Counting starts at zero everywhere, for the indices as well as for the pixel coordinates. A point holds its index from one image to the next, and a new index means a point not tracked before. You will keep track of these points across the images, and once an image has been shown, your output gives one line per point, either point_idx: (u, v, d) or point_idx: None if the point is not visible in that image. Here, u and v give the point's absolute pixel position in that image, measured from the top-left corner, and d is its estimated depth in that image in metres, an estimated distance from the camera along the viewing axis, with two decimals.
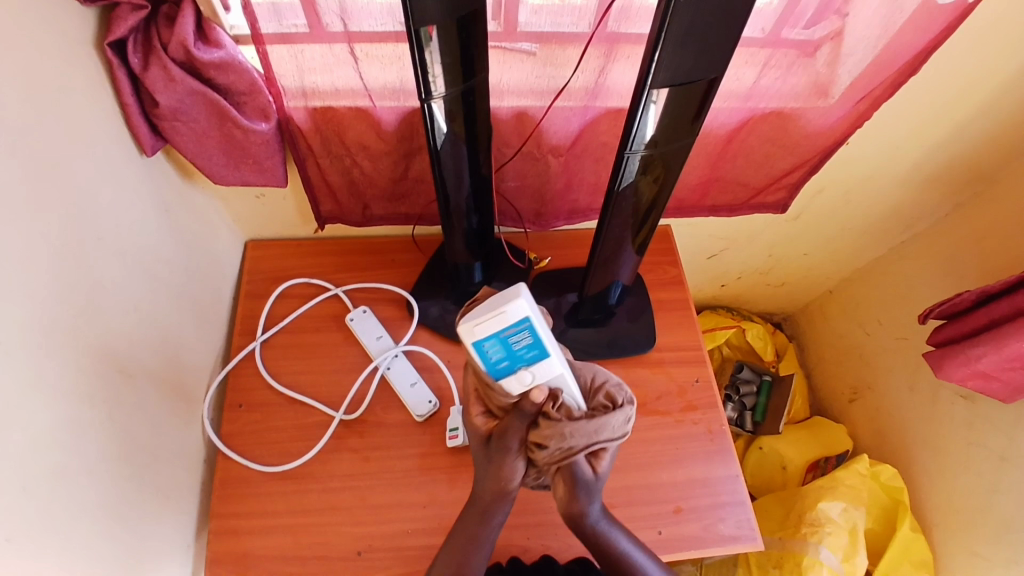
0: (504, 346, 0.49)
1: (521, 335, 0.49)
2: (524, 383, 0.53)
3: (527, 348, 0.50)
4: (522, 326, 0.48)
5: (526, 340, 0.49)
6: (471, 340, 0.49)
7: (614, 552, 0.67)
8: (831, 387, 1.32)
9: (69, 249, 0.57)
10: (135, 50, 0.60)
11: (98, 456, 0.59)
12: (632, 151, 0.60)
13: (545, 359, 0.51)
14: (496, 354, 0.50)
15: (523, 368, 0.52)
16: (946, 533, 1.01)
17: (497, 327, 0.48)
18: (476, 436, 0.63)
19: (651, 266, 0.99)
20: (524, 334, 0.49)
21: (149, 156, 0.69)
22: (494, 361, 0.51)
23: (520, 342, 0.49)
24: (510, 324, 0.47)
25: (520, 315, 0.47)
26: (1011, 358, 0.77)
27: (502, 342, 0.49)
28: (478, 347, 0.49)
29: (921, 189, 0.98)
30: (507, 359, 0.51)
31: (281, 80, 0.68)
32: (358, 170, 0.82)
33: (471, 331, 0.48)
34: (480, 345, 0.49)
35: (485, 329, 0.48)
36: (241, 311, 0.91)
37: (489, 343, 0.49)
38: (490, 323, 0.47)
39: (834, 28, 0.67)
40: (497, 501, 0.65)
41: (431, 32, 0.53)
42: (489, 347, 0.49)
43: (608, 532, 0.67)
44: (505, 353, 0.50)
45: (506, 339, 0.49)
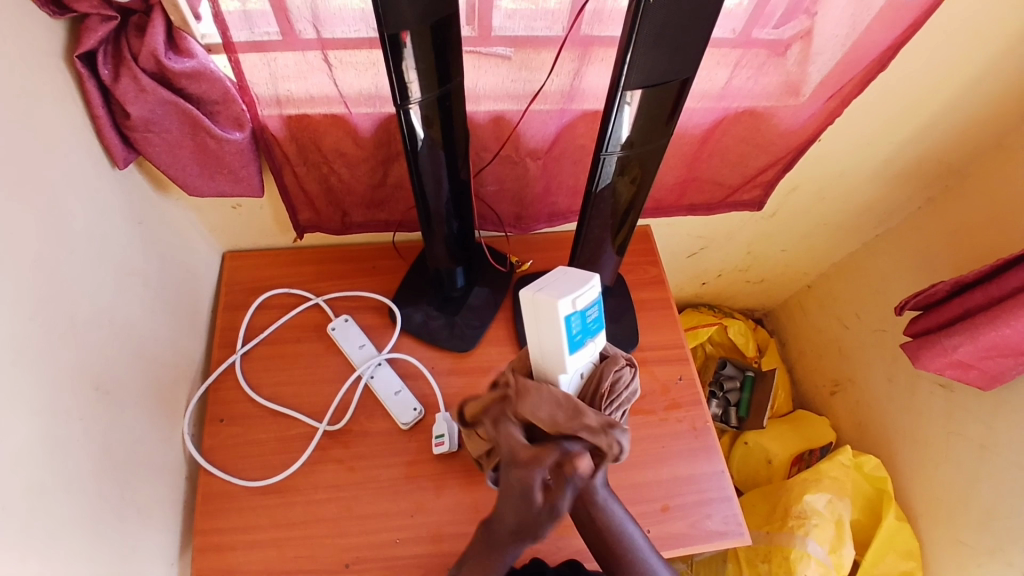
0: (584, 318, 0.48)
1: (597, 305, 0.49)
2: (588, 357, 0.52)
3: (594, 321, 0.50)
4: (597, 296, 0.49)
5: (595, 314, 0.49)
6: (564, 313, 0.46)
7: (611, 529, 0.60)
8: (812, 381, 1.34)
9: (42, 263, 0.55)
10: (105, 61, 0.59)
11: (77, 474, 0.58)
12: (608, 152, 0.60)
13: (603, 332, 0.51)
14: (576, 329, 0.48)
15: (589, 343, 0.51)
16: (931, 522, 1.03)
17: (586, 298, 0.47)
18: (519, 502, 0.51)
19: (632, 266, 0.99)
20: (595, 307, 0.49)
21: (121, 169, 0.68)
22: (572, 337, 0.48)
23: (593, 315, 0.49)
24: (592, 293, 0.47)
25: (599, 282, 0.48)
26: (986, 347, 0.79)
27: (585, 314, 0.48)
28: (562, 326, 0.47)
29: (893, 184, 1.00)
30: (581, 335, 0.49)
31: (255, 88, 0.67)
32: (335, 178, 0.81)
33: (565, 303, 0.46)
34: (569, 316, 0.47)
35: (575, 301, 0.46)
36: (220, 324, 0.90)
37: (575, 315, 0.47)
38: (581, 292, 0.46)
39: (803, 27, 0.68)
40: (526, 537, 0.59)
41: (406, 38, 0.53)
42: (574, 320, 0.47)
43: (607, 503, 0.59)
44: (583, 327, 0.49)
45: (588, 309, 0.48)
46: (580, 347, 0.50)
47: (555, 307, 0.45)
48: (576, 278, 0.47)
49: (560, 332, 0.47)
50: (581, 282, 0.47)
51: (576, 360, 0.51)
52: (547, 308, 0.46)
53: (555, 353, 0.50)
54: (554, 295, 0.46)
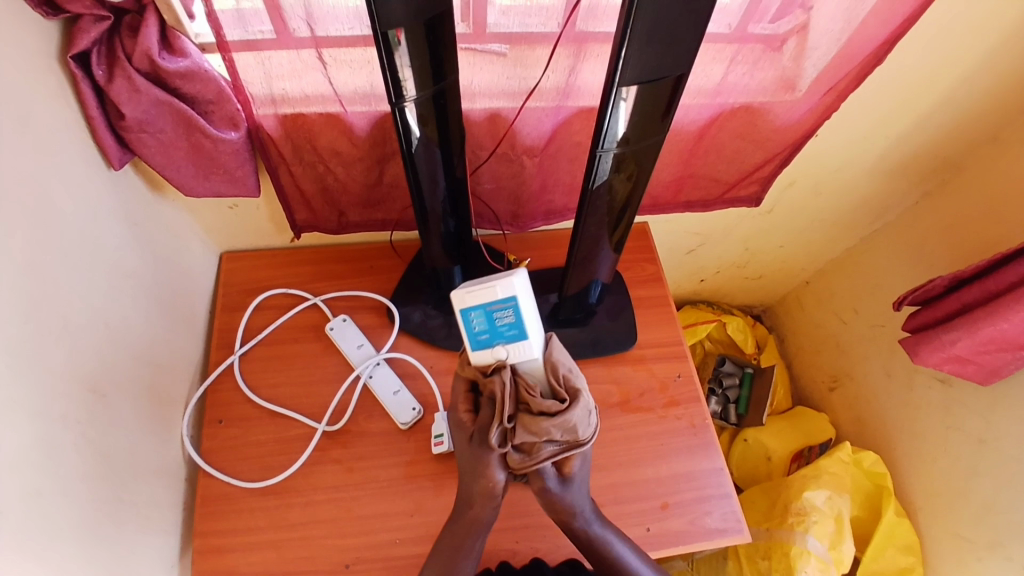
0: (489, 319, 0.54)
1: (501, 312, 0.53)
2: (500, 359, 0.56)
3: (509, 328, 0.54)
4: (509, 305, 0.53)
5: (509, 319, 0.53)
6: (460, 307, 0.54)
7: (611, 558, 0.69)
8: (810, 377, 1.34)
9: (36, 265, 0.55)
10: (99, 62, 0.59)
11: (74, 476, 0.57)
12: (605, 149, 0.60)
13: (524, 342, 0.55)
14: (477, 326, 0.54)
15: (499, 347, 0.55)
16: (930, 518, 1.03)
17: (485, 300, 0.52)
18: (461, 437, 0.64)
19: (630, 264, 0.99)
20: (508, 312, 0.53)
21: (116, 170, 0.67)
22: (475, 332, 0.55)
23: (503, 319, 0.54)
24: (494, 296, 0.52)
25: (505, 289, 0.52)
26: (984, 341, 0.79)
27: (486, 315, 0.53)
28: (460, 315, 0.54)
29: (891, 178, 1.00)
30: (490, 335, 0.55)
31: (249, 87, 0.67)
32: (332, 177, 0.81)
33: (461, 297, 0.53)
34: (466, 312, 0.54)
35: (468, 297, 0.53)
36: (217, 325, 0.90)
37: (476, 312, 0.53)
38: (480, 290, 0.52)
39: (799, 22, 0.68)
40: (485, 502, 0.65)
41: (400, 36, 0.52)
42: (475, 316, 0.54)
43: (601, 533, 0.69)
44: (487, 327, 0.54)
45: (490, 311, 0.53)
46: (489, 346, 0.56)
47: (453, 295, 0.54)
48: (492, 278, 0.53)
49: (461, 322, 0.55)
50: (488, 283, 0.52)
51: (480, 354, 0.56)
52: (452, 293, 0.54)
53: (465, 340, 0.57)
54: (459, 285, 0.54)
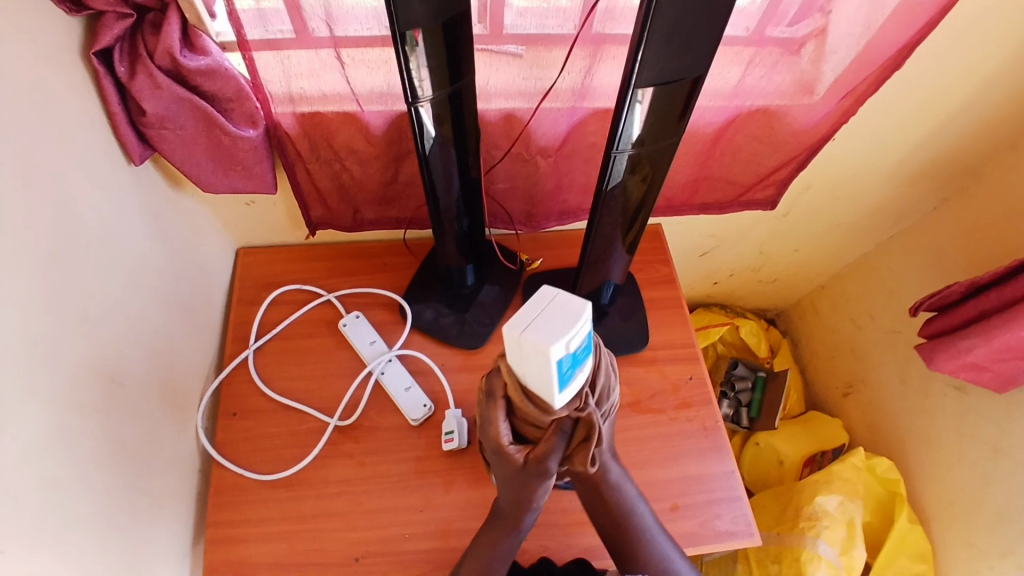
0: (578, 353, 0.45)
1: (589, 339, 0.46)
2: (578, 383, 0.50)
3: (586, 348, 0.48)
4: (592, 326, 0.46)
5: (590, 341, 0.47)
6: (557, 358, 0.43)
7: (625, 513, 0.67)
8: (824, 382, 1.33)
9: (56, 258, 0.56)
10: (122, 58, 0.60)
11: (90, 464, 0.59)
12: (619, 149, 0.60)
13: (595, 352, 0.50)
14: (569, 366, 0.46)
15: (582, 369, 0.49)
16: (943, 526, 1.02)
17: (580, 337, 0.43)
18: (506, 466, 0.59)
19: (644, 265, 0.99)
20: (590, 335, 0.46)
21: (137, 165, 0.69)
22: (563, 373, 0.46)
23: (584, 342, 0.46)
24: (588, 328, 0.44)
25: (596, 316, 0.44)
26: (1001, 349, 0.78)
27: (579, 351, 0.45)
28: (554, 367, 0.43)
29: (910, 183, 0.98)
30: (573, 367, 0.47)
31: (268, 86, 0.67)
32: (348, 175, 0.82)
33: (561, 349, 0.42)
34: (563, 361, 0.44)
35: (570, 344, 0.42)
36: (233, 318, 0.91)
37: (569, 355, 0.44)
38: (575, 331, 0.43)
39: (818, 25, 0.68)
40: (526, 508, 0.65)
41: (417, 36, 0.53)
42: (567, 360, 0.44)
43: (619, 490, 0.66)
44: (575, 361, 0.46)
45: (582, 344, 0.45)
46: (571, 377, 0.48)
47: (548, 353, 0.42)
48: (566, 312, 0.43)
49: (552, 373, 0.44)
50: (570, 319, 0.43)
51: (565, 390, 0.48)
52: (539, 352, 0.42)
53: (545, 387, 0.47)
54: (545, 338, 0.42)
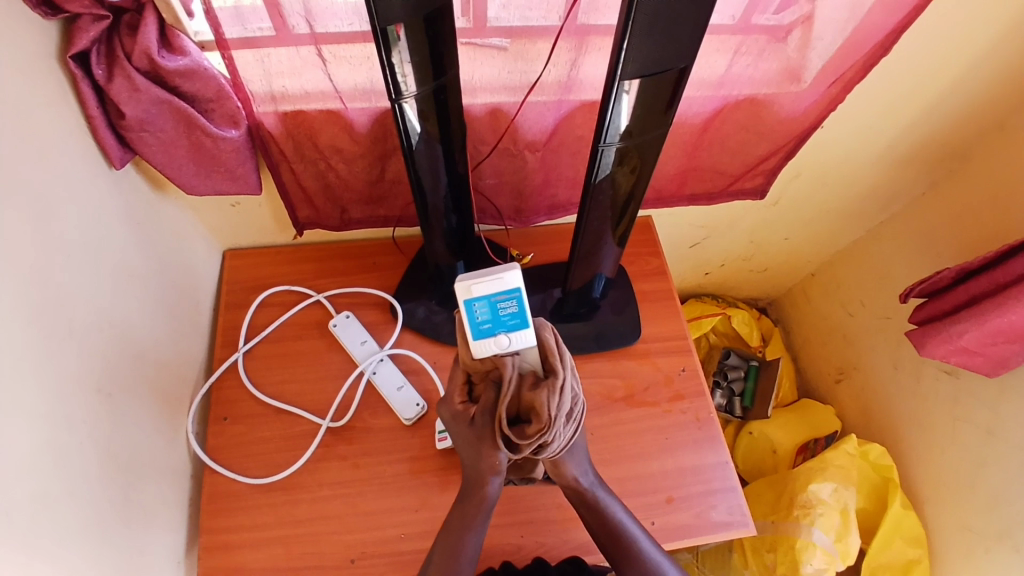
0: (493, 308, 0.51)
1: (506, 301, 0.51)
2: (499, 349, 0.54)
3: (511, 315, 0.53)
4: (514, 292, 0.51)
5: (511, 310, 0.52)
6: (465, 297, 0.50)
7: (612, 521, 0.69)
8: (816, 369, 1.34)
9: (39, 266, 0.55)
10: (99, 61, 0.59)
11: (81, 475, 0.58)
12: (607, 142, 0.59)
13: (524, 332, 0.53)
14: (484, 316, 0.52)
15: (500, 336, 0.53)
16: (937, 509, 1.02)
17: (492, 288, 0.50)
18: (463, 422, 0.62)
19: (634, 257, 0.99)
20: (512, 303, 0.51)
21: (118, 169, 0.67)
22: (478, 321, 0.52)
23: (507, 309, 0.52)
24: (504, 285, 0.50)
25: (514, 280, 0.50)
26: (992, 334, 0.78)
27: (495, 306, 0.51)
28: (461, 304, 0.51)
29: (898, 169, 0.99)
30: (492, 325, 0.52)
31: (249, 85, 0.66)
32: (333, 174, 0.81)
33: (468, 287, 0.50)
34: (476, 303, 0.51)
35: (479, 285, 0.50)
36: (222, 322, 0.90)
37: (482, 302, 0.51)
38: (487, 280, 0.50)
39: (803, 12, 0.67)
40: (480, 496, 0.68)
41: (399, 31, 0.52)
42: (478, 307, 0.51)
43: (604, 500, 0.69)
44: (492, 316, 0.52)
45: (498, 300, 0.51)
46: (489, 334, 0.53)
47: (455, 287, 0.50)
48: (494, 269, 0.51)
49: (463, 314, 0.51)
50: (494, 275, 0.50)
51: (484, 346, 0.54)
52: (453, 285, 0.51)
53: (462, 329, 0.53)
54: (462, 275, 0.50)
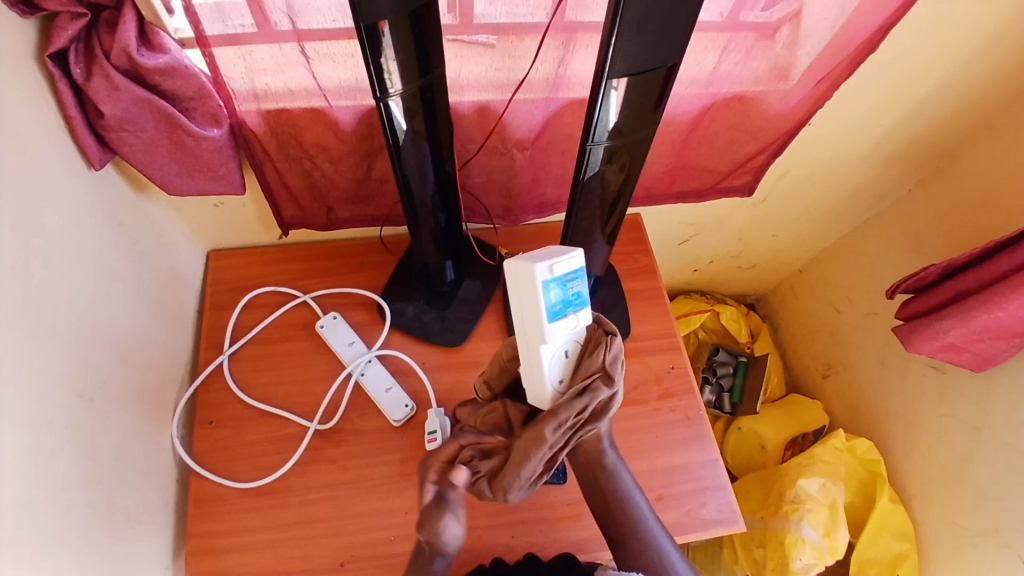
0: (565, 287, 0.51)
1: (574, 287, 0.51)
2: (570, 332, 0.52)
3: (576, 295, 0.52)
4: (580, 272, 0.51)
5: (578, 288, 0.52)
6: (542, 277, 0.49)
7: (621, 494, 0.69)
8: (804, 364, 1.35)
9: (18, 270, 0.53)
10: (77, 60, 0.57)
11: (64, 483, 0.56)
12: (596, 140, 0.59)
13: (586, 311, 0.53)
14: (559, 301, 0.51)
15: (572, 317, 0.52)
16: (924, 503, 1.04)
17: (567, 266, 0.50)
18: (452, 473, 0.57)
19: (623, 256, 0.99)
20: (579, 281, 0.51)
21: (97, 170, 0.66)
22: (551, 305, 0.50)
23: (575, 287, 0.51)
24: (575, 261, 0.50)
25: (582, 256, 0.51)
26: (978, 329, 0.79)
27: (566, 293, 0.51)
28: (538, 286, 0.49)
29: (884, 166, 0.99)
30: (562, 307, 0.51)
31: (231, 83, 0.65)
32: (319, 172, 0.79)
33: (546, 266, 0.49)
34: (546, 291, 0.50)
35: (557, 263, 0.49)
36: (207, 324, 0.88)
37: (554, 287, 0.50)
38: (561, 260, 0.50)
39: (791, 10, 0.67)
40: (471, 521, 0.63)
41: (385, 28, 0.51)
42: (554, 287, 0.50)
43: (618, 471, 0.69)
44: (563, 302, 0.51)
45: (566, 286, 0.51)
46: (561, 318, 0.51)
47: (532, 271, 0.49)
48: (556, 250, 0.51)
49: (540, 298, 0.49)
50: (557, 260, 0.50)
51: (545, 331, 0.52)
52: (526, 270, 0.49)
53: (534, 319, 0.51)
54: (535, 261, 0.49)
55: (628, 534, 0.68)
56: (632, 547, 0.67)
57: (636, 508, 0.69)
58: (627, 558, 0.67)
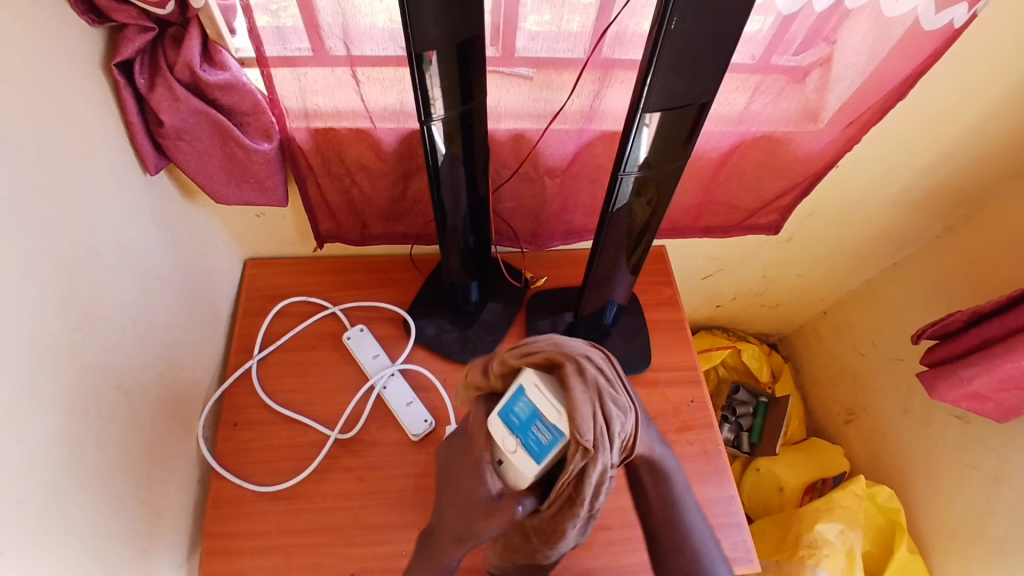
0: (532, 419, 0.48)
1: (542, 428, 0.48)
2: (504, 446, 0.50)
3: (535, 441, 0.48)
4: (555, 429, 0.47)
5: (542, 437, 0.48)
6: (524, 380, 0.49)
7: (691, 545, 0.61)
8: (826, 408, 1.32)
9: (72, 263, 0.57)
10: (141, 70, 0.62)
11: (92, 470, 0.59)
12: (626, 172, 0.61)
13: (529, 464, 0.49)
14: (536, 444, 0.48)
15: (511, 442, 0.49)
16: (945, 559, 1.01)
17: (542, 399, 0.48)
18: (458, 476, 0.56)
19: (647, 286, 0.99)
20: (545, 434, 0.48)
21: (152, 174, 0.70)
22: (512, 411, 0.50)
23: (539, 435, 0.48)
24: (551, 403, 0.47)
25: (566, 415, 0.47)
26: (1002, 379, 0.78)
27: (541, 414, 0.48)
28: (518, 397, 0.49)
29: (912, 211, 0.99)
30: (517, 429, 0.49)
31: (284, 101, 0.69)
32: (357, 190, 0.83)
33: (533, 378, 0.49)
34: (512, 393, 0.50)
35: (535, 376, 0.48)
36: (238, 329, 0.91)
37: (546, 420, 0.47)
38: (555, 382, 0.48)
39: (823, 55, 0.69)
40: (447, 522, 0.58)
41: (431, 57, 0.54)
42: (524, 403, 0.49)
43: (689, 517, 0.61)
44: (540, 447, 0.48)
45: (547, 419, 0.48)
46: (505, 438, 0.50)
47: (530, 370, 0.49)
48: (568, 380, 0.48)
49: (510, 394, 0.50)
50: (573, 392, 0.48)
51: (501, 437, 0.50)
52: (529, 373, 0.49)
53: (497, 427, 0.51)
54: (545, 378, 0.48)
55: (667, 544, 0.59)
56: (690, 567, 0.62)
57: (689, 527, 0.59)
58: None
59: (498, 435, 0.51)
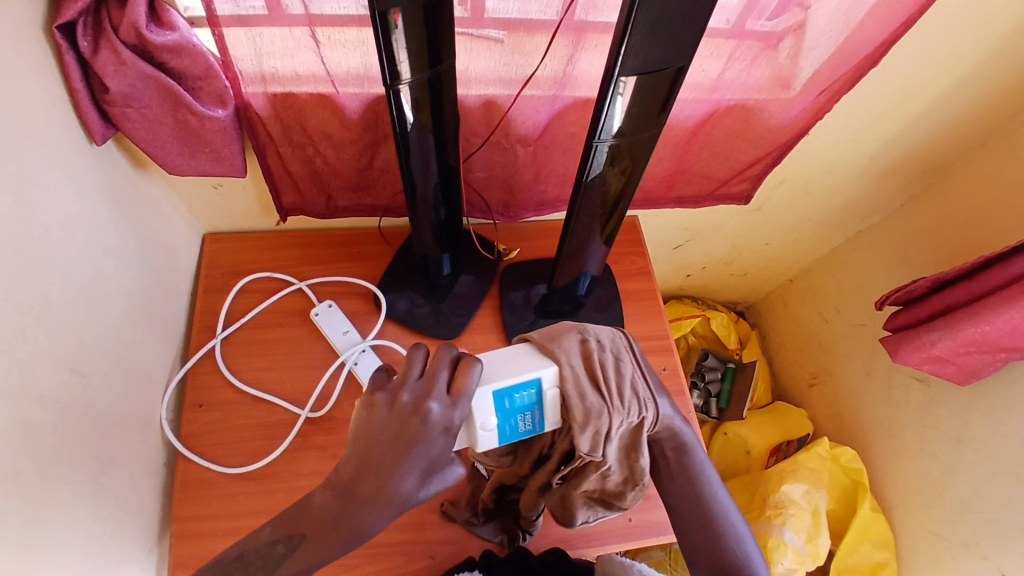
0: (526, 412, 0.52)
1: (531, 419, 0.53)
2: (478, 425, 0.51)
3: (514, 427, 0.53)
4: (537, 425, 0.54)
5: (524, 427, 0.53)
6: (541, 378, 0.51)
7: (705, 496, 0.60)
8: (790, 373, 1.36)
9: (15, 242, 0.53)
10: (85, 33, 0.57)
11: (49, 461, 0.56)
12: (601, 140, 0.60)
13: (492, 440, 0.53)
14: (512, 429, 0.53)
15: (494, 420, 0.51)
16: (904, 513, 1.06)
17: (546, 403, 0.52)
18: (420, 423, 0.48)
19: (620, 256, 0.99)
20: (528, 424, 0.53)
21: (99, 145, 0.65)
22: (514, 398, 0.51)
23: (522, 425, 0.53)
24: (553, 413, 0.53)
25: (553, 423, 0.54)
26: (966, 343, 0.81)
27: (538, 407, 0.52)
28: (528, 388, 0.51)
29: (878, 181, 1.01)
30: (506, 413, 0.52)
31: (239, 64, 0.65)
32: (321, 159, 0.79)
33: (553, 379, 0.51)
34: (524, 381, 0.51)
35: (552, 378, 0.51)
36: (200, 307, 0.88)
37: (538, 418, 0.53)
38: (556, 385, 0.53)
39: (796, 21, 0.68)
40: (386, 479, 0.48)
41: (397, 17, 0.51)
42: (531, 395, 0.51)
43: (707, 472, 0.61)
44: (514, 432, 0.53)
45: (542, 414, 0.53)
46: (490, 416, 0.51)
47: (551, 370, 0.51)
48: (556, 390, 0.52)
49: (521, 382, 0.51)
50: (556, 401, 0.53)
51: (483, 415, 0.51)
52: (547, 371, 0.51)
53: (483, 403, 0.50)
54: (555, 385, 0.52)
55: (697, 514, 0.60)
56: (707, 527, 0.60)
57: (710, 486, 0.61)
58: (694, 536, 0.60)
59: (480, 413, 0.51)
